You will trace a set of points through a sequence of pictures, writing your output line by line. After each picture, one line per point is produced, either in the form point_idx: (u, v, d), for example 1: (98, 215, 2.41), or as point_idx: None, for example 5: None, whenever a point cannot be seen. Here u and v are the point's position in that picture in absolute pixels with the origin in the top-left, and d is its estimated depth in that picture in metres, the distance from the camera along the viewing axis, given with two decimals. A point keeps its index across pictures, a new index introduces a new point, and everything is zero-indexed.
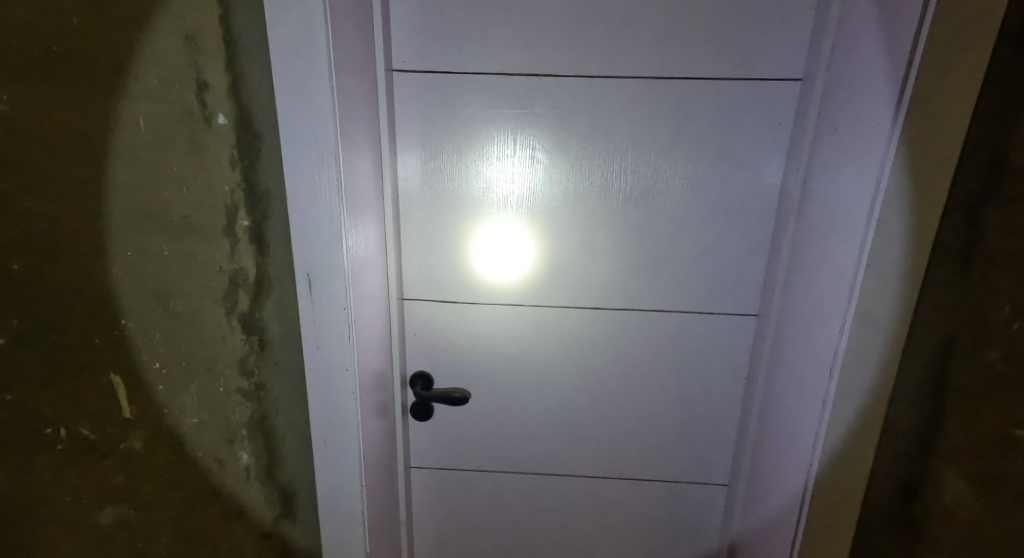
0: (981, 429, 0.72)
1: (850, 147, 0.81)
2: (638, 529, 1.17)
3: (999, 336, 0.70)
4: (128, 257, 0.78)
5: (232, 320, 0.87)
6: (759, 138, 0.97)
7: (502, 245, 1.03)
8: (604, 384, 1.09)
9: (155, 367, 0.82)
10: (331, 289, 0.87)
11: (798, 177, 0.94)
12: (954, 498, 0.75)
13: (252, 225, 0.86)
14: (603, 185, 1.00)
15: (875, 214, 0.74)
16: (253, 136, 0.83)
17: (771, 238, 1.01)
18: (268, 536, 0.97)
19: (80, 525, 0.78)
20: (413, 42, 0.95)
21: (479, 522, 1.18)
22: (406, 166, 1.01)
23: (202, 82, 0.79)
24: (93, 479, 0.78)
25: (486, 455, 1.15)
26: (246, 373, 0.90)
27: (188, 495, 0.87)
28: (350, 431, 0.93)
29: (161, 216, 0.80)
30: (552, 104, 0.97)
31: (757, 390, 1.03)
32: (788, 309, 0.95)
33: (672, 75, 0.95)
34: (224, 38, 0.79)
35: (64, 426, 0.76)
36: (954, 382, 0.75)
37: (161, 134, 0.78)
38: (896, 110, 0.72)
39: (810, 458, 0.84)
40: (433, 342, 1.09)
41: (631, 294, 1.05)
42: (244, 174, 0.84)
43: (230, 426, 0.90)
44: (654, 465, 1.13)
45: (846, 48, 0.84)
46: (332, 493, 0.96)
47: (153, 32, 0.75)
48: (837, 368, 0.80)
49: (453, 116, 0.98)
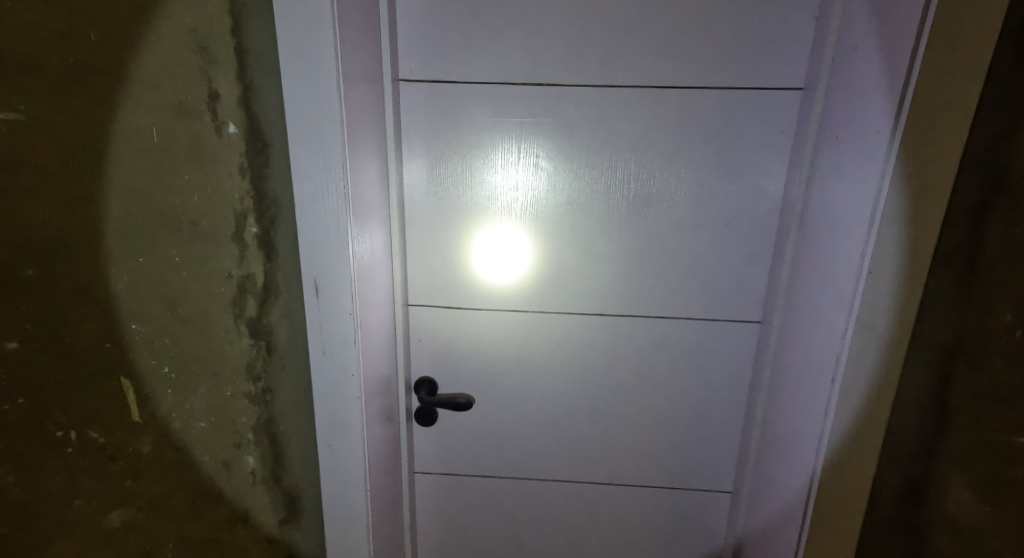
0: (984, 437, 0.70)
1: (851, 156, 0.81)
2: (641, 535, 1.17)
3: (1000, 342, 0.69)
4: (137, 265, 0.79)
5: (240, 326, 0.89)
6: (761, 146, 0.97)
7: (505, 251, 1.04)
8: (607, 391, 1.10)
9: (161, 371, 0.83)
10: (337, 295, 0.88)
11: (800, 186, 0.94)
12: (958, 504, 0.73)
13: (260, 232, 0.89)
14: (607, 193, 1.01)
15: (877, 222, 0.75)
16: (262, 144, 0.87)
17: (773, 246, 1.01)
18: (273, 541, 0.99)
19: (91, 527, 0.77)
20: (419, 52, 0.97)
21: (482, 527, 1.19)
22: (411, 173, 1.02)
23: (213, 92, 0.82)
24: (102, 482, 0.78)
25: (490, 460, 1.15)
26: (252, 377, 0.92)
27: (192, 497, 0.88)
28: (354, 435, 0.94)
29: (172, 221, 0.81)
30: (555, 113, 0.98)
31: (761, 398, 1.03)
32: (791, 316, 0.95)
33: (674, 84, 0.96)
34: (234, 45, 0.83)
35: (74, 430, 0.75)
36: (956, 385, 0.73)
37: (169, 143, 0.80)
38: (897, 118, 0.72)
39: (813, 465, 0.84)
40: (436, 348, 1.10)
41: (634, 301, 1.05)
42: (253, 182, 0.87)
43: (237, 431, 0.92)
44: (657, 471, 1.13)
45: (847, 57, 0.84)
46: (336, 495, 0.97)
47: (164, 45, 0.77)
48: (839, 376, 0.80)
49: (459, 123, 0.99)
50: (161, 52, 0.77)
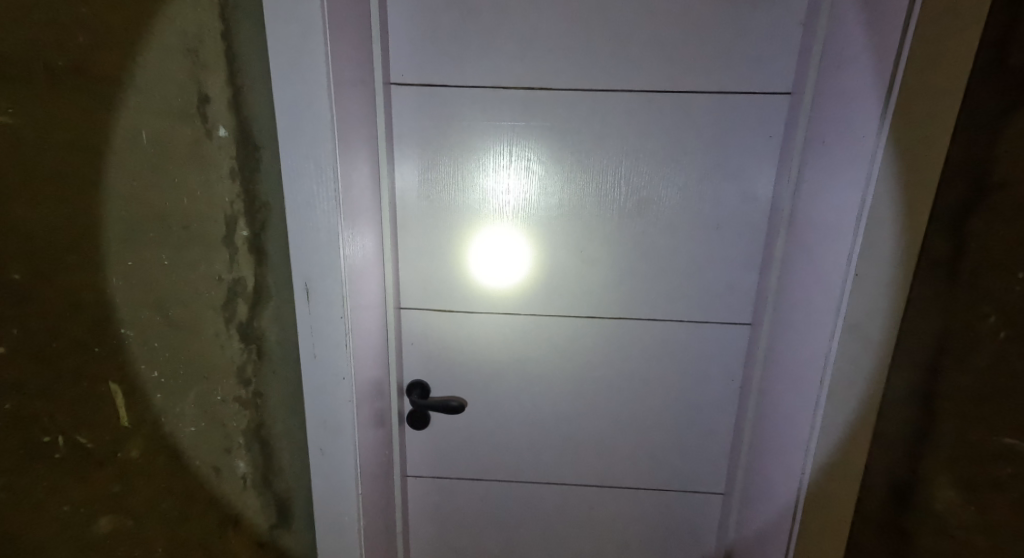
0: (970, 439, 0.71)
1: (838, 159, 0.82)
2: (633, 537, 1.17)
3: (986, 346, 0.69)
4: (128, 267, 0.78)
5: (232, 329, 0.89)
6: (750, 150, 0.98)
7: (498, 254, 1.04)
8: (598, 394, 1.10)
9: (153, 376, 0.82)
10: (329, 298, 0.88)
11: (788, 189, 0.95)
12: (947, 506, 0.73)
13: (251, 236, 0.88)
14: (599, 195, 1.01)
15: (864, 221, 0.74)
16: (252, 147, 0.85)
17: (763, 250, 1.02)
18: (263, 545, 0.99)
19: (80, 534, 0.77)
20: (411, 55, 0.97)
21: (474, 530, 1.19)
22: (403, 177, 1.02)
23: (203, 96, 0.81)
24: (92, 489, 0.77)
25: (483, 463, 1.15)
26: (244, 382, 0.92)
27: (182, 501, 0.87)
28: (346, 439, 0.94)
29: (162, 224, 0.81)
30: (548, 116, 0.99)
31: (752, 399, 1.04)
32: (780, 317, 0.96)
33: (663, 90, 0.97)
34: (224, 47, 0.82)
35: (63, 434, 0.75)
36: (942, 388, 0.74)
37: (161, 143, 0.79)
38: (882, 113, 0.72)
39: (802, 468, 0.84)
40: (430, 351, 1.10)
41: (627, 303, 1.06)
42: (244, 185, 0.86)
43: (228, 435, 0.91)
44: (650, 473, 1.13)
45: (834, 62, 0.85)
46: (327, 499, 0.97)
47: (153, 48, 0.77)
48: (828, 378, 0.79)
49: (450, 127, 1.00)
50: (155, 54, 0.77)
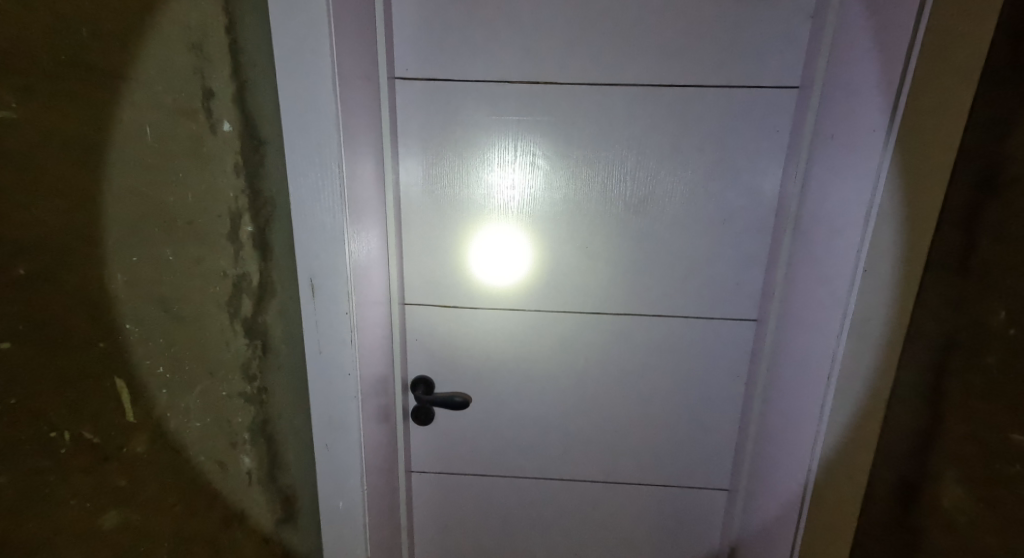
0: (979, 437, 0.69)
1: (847, 155, 0.81)
2: (637, 532, 1.17)
3: (996, 342, 0.67)
4: (132, 263, 0.77)
5: (236, 325, 0.90)
6: (756, 145, 0.97)
7: (501, 250, 1.04)
8: (602, 388, 1.10)
9: (156, 371, 0.82)
10: (332, 292, 0.88)
11: (795, 183, 0.94)
12: (953, 503, 0.72)
13: (255, 231, 0.90)
14: (603, 191, 1.01)
15: (873, 219, 0.76)
16: (256, 142, 0.88)
17: (769, 245, 1.01)
18: (268, 540, 0.99)
19: (83, 531, 0.75)
20: (414, 51, 0.97)
21: (478, 526, 1.19)
22: (407, 172, 1.02)
23: (208, 91, 0.82)
24: (96, 484, 0.76)
25: (487, 458, 1.15)
26: (248, 377, 0.93)
27: (188, 497, 0.87)
28: (350, 434, 0.94)
29: (165, 220, 0.80)
30: (552, 112, 0.98)
31: (757, 395, 1.03)
32: (788, 314, 0.95)
33: (668, 86, 0.96)
34: (228, 44, 0.83)
35: (68, 430, 0.73)
36: (953, 384, 0.72)
37: (164, 138, 0.79)
38: (890, 119, 0.74)
39: (810, 462, 0.86)
40: (434, 346, 1.10)
41: (631, 299, 1.05)
42: (248, 180, 0.88)
43: (233, 430, 0.92)
44: (656, 468, 1.13)
45: (842, 57, 0.84)
46: (332, 493, 0.97)
47: (153, 44, 0.76)
48: (834, 375, 0.82)
49: (454, 122, 0.99)
50: (156, 47, 0.76)
